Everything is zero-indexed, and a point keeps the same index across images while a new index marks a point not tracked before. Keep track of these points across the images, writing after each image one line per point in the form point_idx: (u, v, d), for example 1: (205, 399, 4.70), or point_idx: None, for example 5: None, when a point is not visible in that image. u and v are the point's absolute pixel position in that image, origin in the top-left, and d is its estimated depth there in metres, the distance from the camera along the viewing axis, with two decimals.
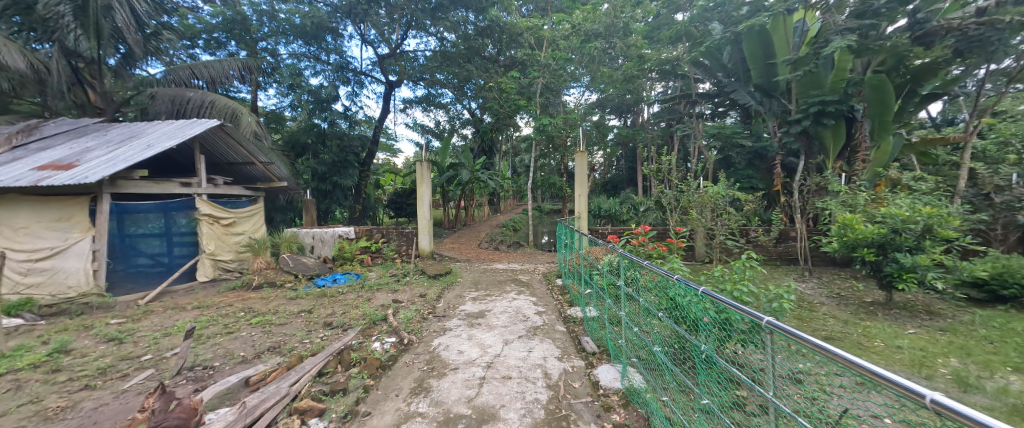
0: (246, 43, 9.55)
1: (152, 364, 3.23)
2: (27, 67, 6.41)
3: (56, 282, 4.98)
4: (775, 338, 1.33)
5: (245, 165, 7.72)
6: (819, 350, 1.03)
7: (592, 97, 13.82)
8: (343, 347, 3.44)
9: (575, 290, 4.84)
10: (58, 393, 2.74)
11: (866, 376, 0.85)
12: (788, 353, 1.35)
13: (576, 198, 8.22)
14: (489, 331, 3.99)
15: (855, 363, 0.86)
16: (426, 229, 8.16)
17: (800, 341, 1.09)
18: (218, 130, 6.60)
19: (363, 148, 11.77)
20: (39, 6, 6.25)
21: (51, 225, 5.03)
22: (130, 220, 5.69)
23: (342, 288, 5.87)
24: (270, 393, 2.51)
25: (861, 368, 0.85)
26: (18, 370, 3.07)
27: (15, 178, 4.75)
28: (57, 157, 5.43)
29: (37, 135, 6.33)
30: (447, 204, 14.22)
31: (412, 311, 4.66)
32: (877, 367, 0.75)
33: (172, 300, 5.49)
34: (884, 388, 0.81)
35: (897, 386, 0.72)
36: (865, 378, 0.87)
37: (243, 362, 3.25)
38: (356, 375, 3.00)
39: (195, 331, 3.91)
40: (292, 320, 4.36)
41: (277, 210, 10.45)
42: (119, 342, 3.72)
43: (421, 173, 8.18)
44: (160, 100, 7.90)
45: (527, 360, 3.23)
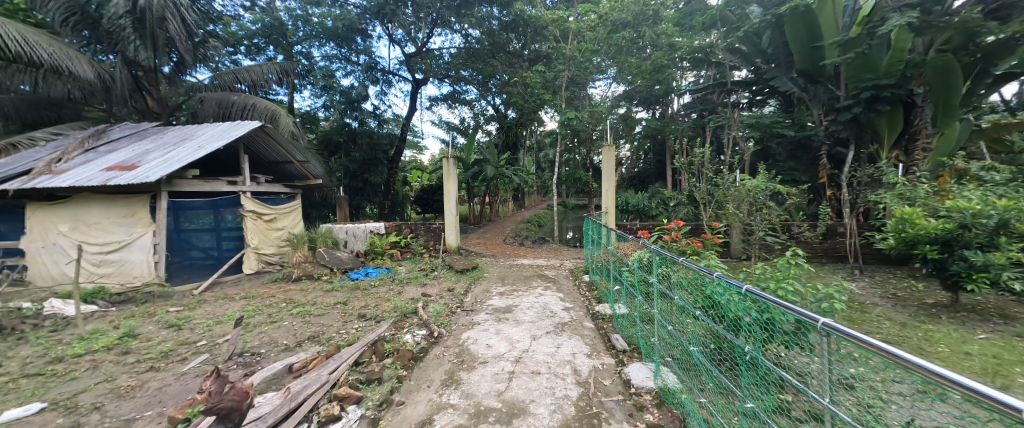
0: (282, 47, 10.05)
1: (206, 349, 3.49)
2: (94, 76, 7.02)
3: (124, 273, 5.51)
4: (826, 337, 1.24)
5: (284, 164, 8.14)
6: (876, 351, 0.95)
7: (619, 88, 13.42)
8: (377, 339, 3.54)
9: (604, 286, 4.76)
10: (128, 373, 3.03)
11: (933, 379, 0.76)
12: (840, 354, 1.26)
13: (604, 193, 8.08)
14: (516, 325, 4.00)
15: (916, 364, 0.79)
16: (454, 225, 8.30)
17: (857, 341, 1.00)
18: (259, 131, 6.99)
19: (390, 145, 12.14)
20: (105, 21, 6.85)
21: (119, 221, 5.57)
22: (184, 216, 6.13)
23: (374, 281, 6.09)
24: (312, 380, 2.64)
25: (923, 370, 0.77)
26: (95, 351, 3.42)
27: (86, 179, 5.23)
28: (122, 159, 5.94)
29: (104, 139, 6.94)
30: (472, 200, 14.40)
31: (441, 305, 4.76)
32: (945, 370, 0.67)
33: (222, 290, 5.91)
34: (950, 392, 0.74)
35: (969, 391, 0.65)
36: (932, 382, 0.79)
37: (286, 350, 3.44)
38: (390, 365, 3.10)
39: (244, 320, 4.19)
40: (330, 311, 4.57)
41: (313, 207, 10.98)
42: (177, 328, 4.04)
43: (447, 169, 8.29)
44: (208, 104, 8.40)
45: (556, 355, 3.22)
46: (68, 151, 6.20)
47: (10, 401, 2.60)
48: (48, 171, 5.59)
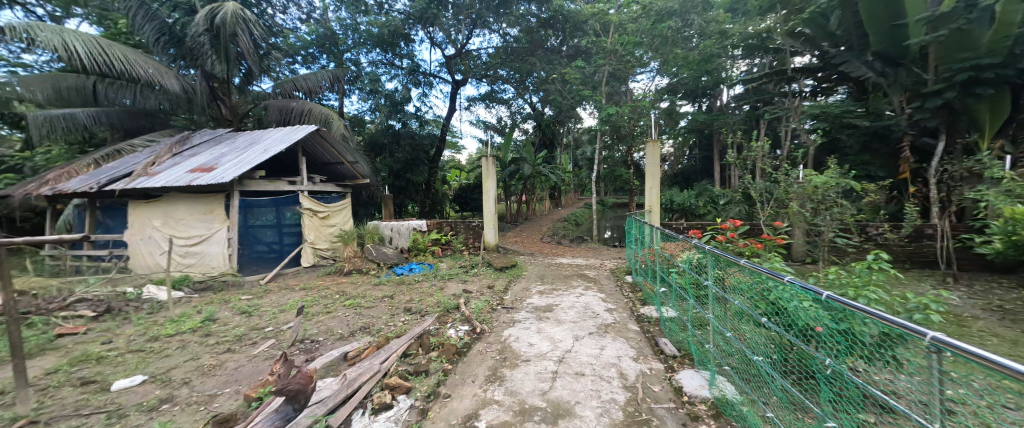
0: (334, 55, 10.80)
1: (272, 335, 3.81)
2: (180, 89, 7.98)
3: (205, 263, 6.25)
4: (924, 349, 1.08)
5: (336, 164, 8.69)
6: (995, 368, 0.80)
7: (663, 81, 12.83)
8: (423, 332, 3.67)
9: (649, 288, 4.57)
10: (210, 353, 3.39)
11: None
12: (942, 370, 1.09)
13: (647, 191, 7.77)
14: (558, 325, 3.97)
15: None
16: (492, 223, 8.39)
17: (973, 358, 0.85)
18: (315, 134, 7.52)
19: (431, 145, 12.54)
20: (189, 40, 7.75)
21: (200, 217, 6.29)
22: (251, 213, 6.75)
23: (417, 276, 6.34)
24: (366, 368, 2.80)
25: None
26: (184, 332, 3.88)
27: (173, 180, 5.93)
28: (202, 161, 6.65)
29: (187, 144, 7.81)
30: (509, 198, 14.51)
31: (482, 301, 4.83)
32: None
33: (284, 281, 6.43)
34: None
35: None
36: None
37: (341, 339, 3.67)
38: (436, 358, 3.20)
39: (303, 309, 4.54)
40: (378, 304, 4.82)
41: (361, 205, 11.63)
42: (248, 314, 4.47)
43: (486, 168, 8.40)
44: (272, 110, 9.19)
45: (600, 357, 3.14)
46: (160, 155, 7.06)
47: (120, 372, 3.02)
48: (145, 173, 6.41)
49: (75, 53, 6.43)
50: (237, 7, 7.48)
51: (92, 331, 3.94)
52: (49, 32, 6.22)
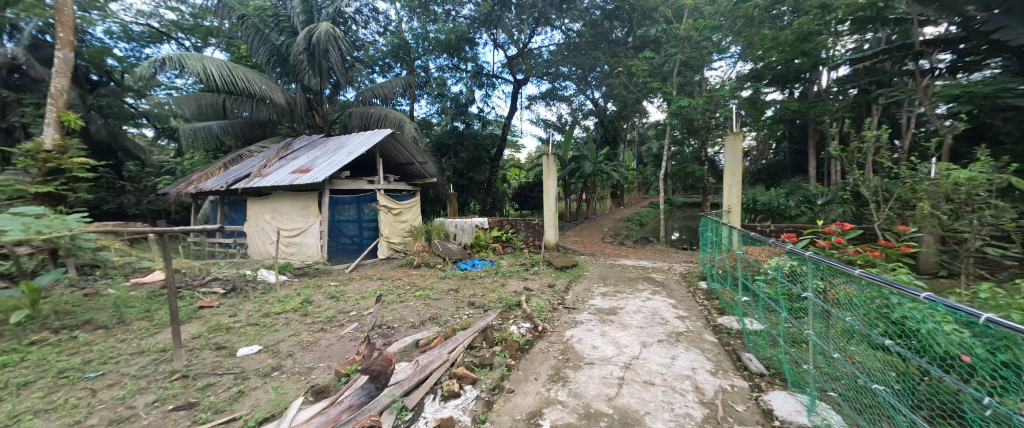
0: (406, 63, 11.62)
1: (354, 319, 4.24)
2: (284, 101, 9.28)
3: (303, 252, 7.25)
4: None
5: (407, 165, 9.36)
6: None
7: (746, 67, 11.47)
8: (486, 326, 3.78)
9: (729, 296, 4.14)
10: (308, 330, 3.90)
11: None
12: None
13: (726, 189, 7.07)
14: (624, 329, 3.79)
15: None
16: (552, 221, 8.38)
17: None
18: (391, 137, 8.20)
19: (493, 145, 12.87)
20: (292, 58, 8.96)
21: (300, 212, 7.29)
22: (337, 210, 7.58)
23: (480, 272, 6.56)
24: (435, 356, 2.97)
25: None
26: (287, 311, 4.51)
27: (279, 181, 6.94)
28: (300, 164, 7.65)
29: (289, 149, 9.05)
30: (569, 197, 14.32)
31: (543, 300, 4.82)
32: None
33: (364, 271, 7.12)
34: None
35: None
36: None
37: (413, 327, 3.95)
38: (500, 353, 3.27)
39: (380, 297, 4.99)
40: (445, 296, 5.09)
41: (428, 202, 12.39)
42: (336, 299, 5.04)
43: (547, 166, 8.36)
44: (355, 117, 10.24)
45: (672, 368, 2.93)
46: (270, 159, 8.29)
47: (243, 341, 3.63)
48: (259, 175, 7.58)
49: (211, 75, 7.86)
50: (329, 26, 8.50)
51: (222, 305, 4.78)
52: (194, 60, 7.69)
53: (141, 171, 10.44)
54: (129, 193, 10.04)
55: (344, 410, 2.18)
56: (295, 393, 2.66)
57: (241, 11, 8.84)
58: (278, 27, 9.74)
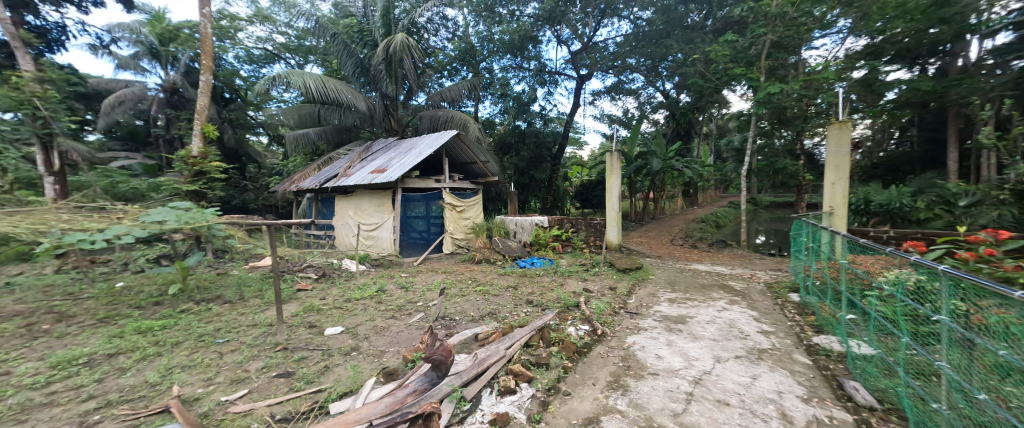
0: (473, 66, 12.14)
1: (421, 309, 4.55)
2: (365, 107, 10.32)
3: (379, 245, 7.98)
4: None
5: (471, 164, 9.71)
6: None
7: (861, 41, 9.54)
8: (544, 325, 3.76)
9: (829, 313, 3.55)
10: (381, 316, 4.29)
11: None
12: None
13: (827, 187, 6.07)
14: (693, 341, 3.48)
15: None
16: (615, 220, 8.03)
17: None
18: (456, 138, 8.60)
19: (554, 142, 12.75)
20: (373, 69, 9.90)
21: (377, 209, 8.03)
22: (408, 207, 8.19)
23: (539, 270, 6.57)
24: (493, 351, 3.04)
25: None
26: (365, 297, 5.01)
27: (360, 180, 7.73)
28: (378, 164, 8.43)
29: (370, 151, 10.03)
30: (634, 195, 13.60)
31: (603, 302, 4.64)
32: None
33: (430, 264, 7.58)
34: None
35: None
36: None
37: (473, 321, 4.10)
38: (557, 355, 3.21)
39: (445, 290, 5.28)
40: (504, 293, 5.19)
41: (490, 200, 12.76)
42: (405, 290, 5.45)
43: (610, 163, 8.00)
44: (425, 120, 10.96)
45: (751, 388, 2.60)
46: (354, 160, 9.28)
47: (330, 322, 4.12)
48: (345, 175, 8.55)
49: (309, 88, 9.06)
50: (404, 36, 9.22)
51: (314, 289, 5.49)
52: (296, 75, 8.93)
53: (257, 172, 12.46)
54: (249, 191, 12.07)
55: (409, 394, 2.35)
56: (370, 373, 2.94)
57: (333, 29, 10.06)
58: (362, 41, 10.50)
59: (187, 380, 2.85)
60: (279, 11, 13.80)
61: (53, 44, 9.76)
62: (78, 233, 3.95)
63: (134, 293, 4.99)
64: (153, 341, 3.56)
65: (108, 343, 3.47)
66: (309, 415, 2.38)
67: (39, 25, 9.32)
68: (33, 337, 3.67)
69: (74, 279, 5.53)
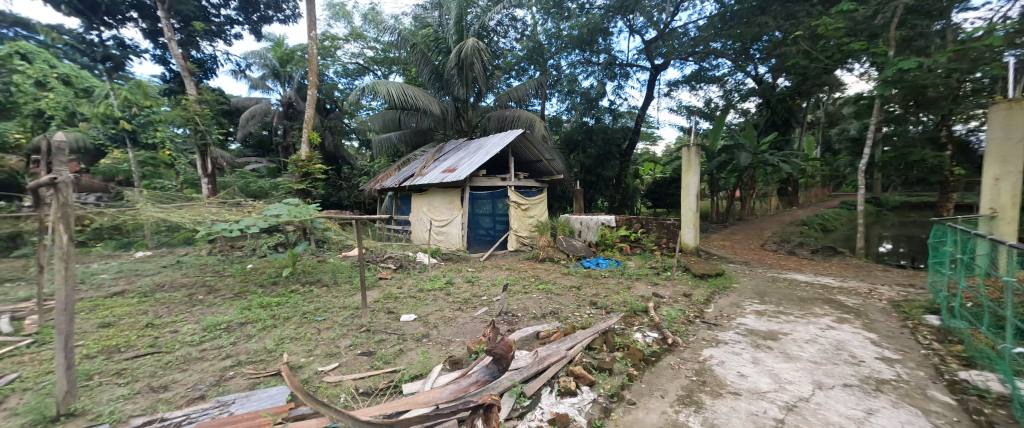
0: (541, 65, 12.16)
1: (485, 303, 4.73)
2: (438, 111, 11.05)
3: (449, 240, 8.49)
4: None
5: (536, 163, 9.75)
6: None
7: None
8: (608, 328, 3.61)
9: (988, 345, 2.79)
10: (450, 307, 4.57)
11: None
12: None
13: (987, 186, 4.79)
14: (786, 360, 3.03)
15: None
16: (692, 222, 7.37)
17: None
18: (522, 137, 8.73)
19: (624, 138, 12.15)
20: (447, 74, 10.55)
21: (447, 206, 8.53)
22: (476, 204, 8.55)
23: (604, 272, 6.34)
24: (553, 351, 3.03)
25: None
26: (435, 289, 5.37)
27: (434, 179, 8.33)
28: (450, 164, 8.98)
29: (442, 151, 10.72)
30: (716, 194, 12.31)
31: (675, 310, 4.29)
32: None
33: (495, 260, 7.82)
34: None
35: None
36: None
37: (535, 318, 4.13)
38: (622, 361, 3.06)
39: (509, 286, 5.41)
40: (566, 293, 5.13)
41: (555, 199, 12.66)
42: (471, 284, 5.72)
43: (687, 159, 7.33)
44: (493, 121, 11.32)
45: (865, 425, 2.17)
46: (429, 161, 10.01)
47: (405, 309, 4.51)
48: (420, 174, 9.28)
49: (391, 96, 10.02)
50: (475, 41, 9.72)
51: (393, 278, 6.06)
52: (381, 85, 9.93)
53: (350, 173, 14.17)
54: (343, 190, 13.79)
55: (472, 383, 2.47)
56: (438, 359, 3.14)
57: (412, 40, 10.88)
58: (438, 49, 11.23)
59: (294, 350, 3.37)
60: (369, 29, 15.48)
61: (209, 72, 12.29)
62: (222, 224, 4.94)
63: (259, 274, 6.08)
64: (271, 314, 4.29)
65: (240, 313, 4.28)
66: (386, 392, 2.65)
67: (200, 58, 11.82)
68: (193, 304, 4.70)
69: (220, 260, 6.93)
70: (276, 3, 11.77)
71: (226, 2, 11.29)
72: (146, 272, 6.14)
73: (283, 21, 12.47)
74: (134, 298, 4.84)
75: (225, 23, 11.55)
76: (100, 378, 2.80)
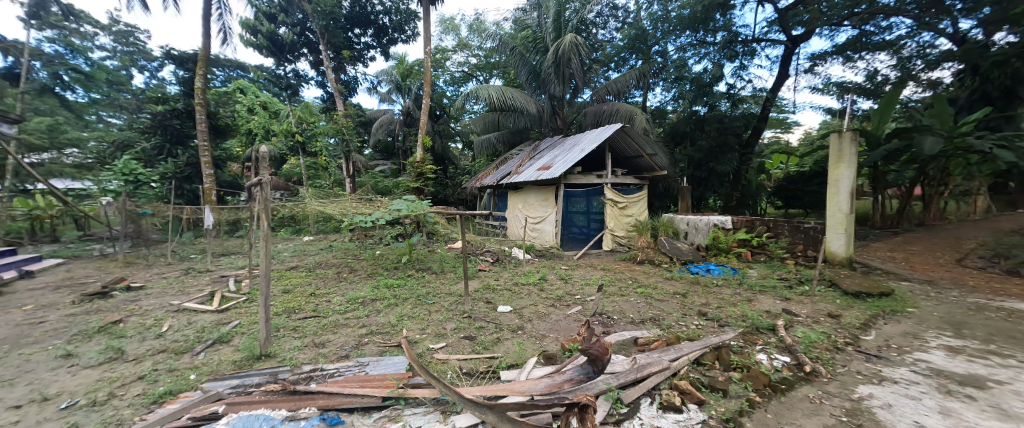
0: (644, 52, 11.30)
1: (579, 302, 4.67)
2: (535, 110, 11.34)
3: (543, 237, 8.63)
4: None
5: (636, 158, 9.13)
6: None
7: None
8: (721, 343, 3.18)
9: None
10: (544, 303, 4.66)
11: None
12: None
13: None
14: (1000, 419, 2.20)
15: None
16: (842, 226, 5.88)
17: None
18: (621, 131, 8.27)
19: (745, 126, 10.47)
20: (544, 72, 10.71)
21: (542, 203, 8.69)
22: (571, 202, 8.47)
23: (716, 279, 5.60)
24: (655, 360, 2.82)
25: None
26: (529, 283, 5.53)
27: (529, 177, 8.55)
28: (544, 162, 9.08)
29: (538, 150, 10.90)
30: (881, 192, 9.65)
31: (816, 332, 3.53)
32: None
33: (589, 259, 7.63)
34: None
35: None
36: None
37: (633, 323, 3.90)
38: (739, 383, 2.66)
39: (604, 287, 5.24)
40: (670, 299, 4.70)
41: (657, 196, 11.69)
42: (564, 281, 5.72)
43: (838, 148, 5.88)
44: (590, 116, 11.04)
45: None
46: (525, 159, 10.31)
47: (502, 300, 4.77)
48: (516, 173, 9.66)
49: (492, 99, 10.67)
50: (573, 36, 9.64)
51: (490, 271, 6.47)
52: (483, 88, 10.65)
53: (455, 172, 15.61)
54: (449, 187, 15.23)
55: (567, 380, 2.47)
56: (532, 352, 3.24)
57: (512, 43, 11.24)
58: (536, 49, 11.47)
59: (411, 327, 3.90)
60: (474, 38, 16.70)
61: (352, 91, 14.98)
62: (359, 216, 5.98)
63: (384, 259, 7.19)
64: (394, 294, 5.04)
65: (372, 291, 5.14)
66: (486, 375, 2.85)
67: (346, 79, 14.47)
68: (339, 280, 5.84)
69: (357, 246, 8.44)
70: (400, 25, 13.60)
71: (365, 31, 13.56)
72: (310, 252, 7.88)
73: (405, 41, 14.36)
74: (302, 272, 6.27)
75: (364, 49, 13.87)
76: (284, 331, 3.72)
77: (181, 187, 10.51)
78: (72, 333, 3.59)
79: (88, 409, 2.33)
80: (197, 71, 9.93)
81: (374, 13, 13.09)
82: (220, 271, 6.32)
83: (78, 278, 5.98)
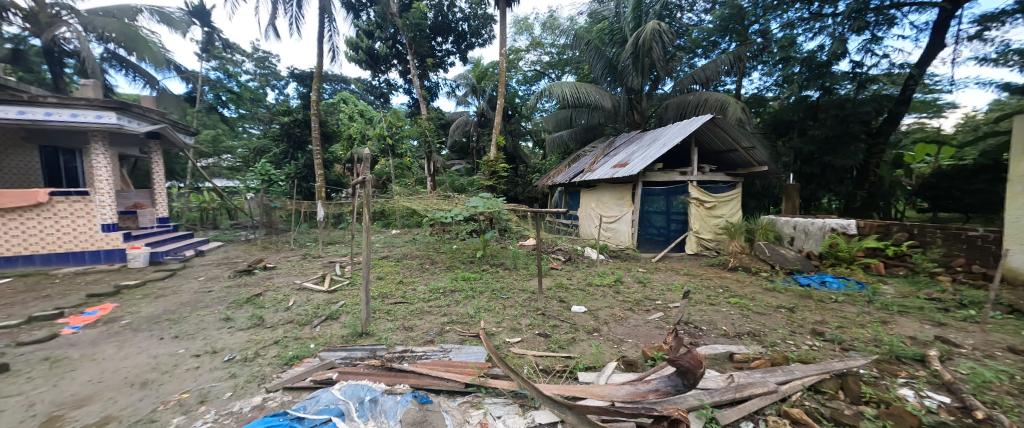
0: (738, 33, 10.23)
1: (660, 308, 4.35)
2: (610, 105, 10.87)
3: (618, 237, 8.23)
4: None
5: (727, 152, 8.18)
6: None
7: None
8: (845, 371, 2.66)
9: None
10: (621, 306, 4.45)
11: None
12: None
13: None
14: None
15: None
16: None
17: None
18: (710, 123, 7.46)
19: (875, 111, 8.63)
20: (622, 64, 10.23)
21: (616, 202, 8.32)
22: (649, 201, 7.94)
23: (834, 294, 4.73)
24: (758, 380, 2.48)
25: None
26: (604, 285, 5.34)
27: (603, 174, 8.24)
28: (621, 158, 8.66)
29: (613, 146, 10.47)
30: None
31: (990, 370, 2.74)
32: None
33: (670, 263, 7.08)
34: None
35: None
36: None
37: (726, 336, 3.50)
38: (874, 420, 2.20)
39: (689, 294, 4.80)
40: (772, 313, 4.11)
41: (752, 195, 10.32)
42: (643, 284, 5.39)
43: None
44: (672, 108, 10.20)
45: None
46: (599, 156, 9.96)
47: (576, 300, 4.69)
48: (589, 170, 9.40)
49: (566, 97, 10.50)
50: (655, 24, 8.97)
51: (563, 269, 6.41)
52: (557, 86, 10.50)
53: (526, 170, 15.79)
54: (520, 186, 15.50)
55: (652, 390, 2.32)
56: (610, 357, 3.11)
57: (588, 38, 10.90)
58: (612, 40, 10.83)
59: (487, 319, 4.05)
60: (547, 35, 16.72)
61: (433, 96, 16.11)
62: (439, 212, 6.43)
63: (461, 253, 7.61)
64: (471, 286, 5.29)
65: (451, 282, 5.47)
66: (563, 375, 2.82)
67: (429, 85, 15.62)
68: (422, 270, 6.35)
69: (437, 240, 9.07)
70: (478, 30, 14.23)
71: (446, 39, 14.45)
72: (398, 244, 8.70)
73: (482, 45, 14.98)
74: (392, 262, 6.96)
75: (445, 55, 14.80)
76: (379, 313, 4.15)
77: (300, 185, 12.46)
78: (228, 301, 4.51)
79: (241, 363, 2.90)
80: (313, 87, 11.67)
81: (455, 21, 13.92)
82: (328, 257, 7.35)
83: (231, 258, 7.48)
